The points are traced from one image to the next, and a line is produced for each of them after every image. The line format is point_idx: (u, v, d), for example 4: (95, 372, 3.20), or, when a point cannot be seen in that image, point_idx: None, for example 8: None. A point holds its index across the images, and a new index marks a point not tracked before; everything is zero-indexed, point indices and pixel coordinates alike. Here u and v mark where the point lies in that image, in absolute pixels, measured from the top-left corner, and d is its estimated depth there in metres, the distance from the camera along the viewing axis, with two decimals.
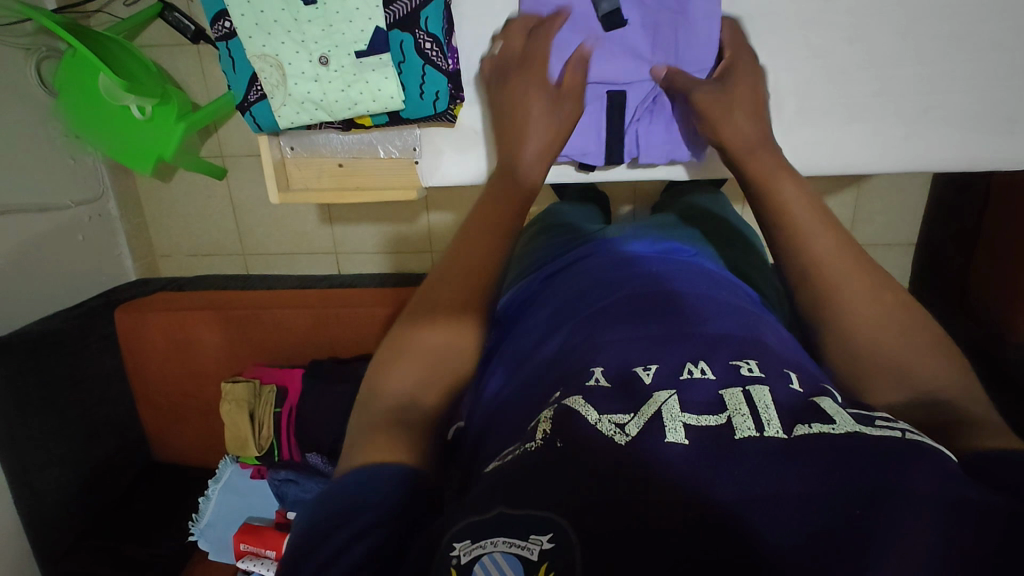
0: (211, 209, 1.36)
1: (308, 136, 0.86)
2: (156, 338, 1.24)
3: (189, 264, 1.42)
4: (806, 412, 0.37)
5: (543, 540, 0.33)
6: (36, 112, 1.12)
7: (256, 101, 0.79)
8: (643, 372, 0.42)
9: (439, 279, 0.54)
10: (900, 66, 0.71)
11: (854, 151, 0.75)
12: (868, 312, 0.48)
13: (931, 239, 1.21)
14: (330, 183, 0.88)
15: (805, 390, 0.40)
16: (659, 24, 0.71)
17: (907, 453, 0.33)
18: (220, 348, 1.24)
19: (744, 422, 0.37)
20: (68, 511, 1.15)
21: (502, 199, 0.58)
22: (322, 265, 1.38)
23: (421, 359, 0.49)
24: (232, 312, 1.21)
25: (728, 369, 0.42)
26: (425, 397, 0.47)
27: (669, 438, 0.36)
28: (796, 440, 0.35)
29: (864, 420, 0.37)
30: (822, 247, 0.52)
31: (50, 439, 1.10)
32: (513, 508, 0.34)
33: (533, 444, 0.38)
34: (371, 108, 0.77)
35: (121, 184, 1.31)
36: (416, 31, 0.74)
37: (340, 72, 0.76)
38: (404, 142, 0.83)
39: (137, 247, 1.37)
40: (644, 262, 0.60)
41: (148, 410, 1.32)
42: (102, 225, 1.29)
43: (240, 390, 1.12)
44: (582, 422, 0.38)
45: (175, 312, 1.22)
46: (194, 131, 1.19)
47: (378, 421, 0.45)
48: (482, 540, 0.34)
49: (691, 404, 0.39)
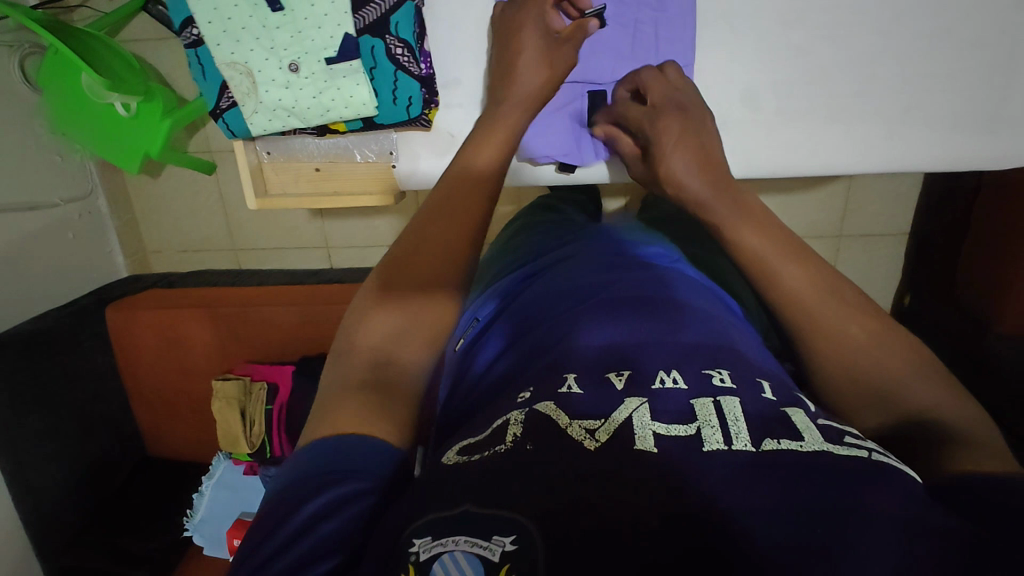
0: (200, 205, 1.35)
1: (285, 142, 0.97)
2: (149, 335, 1.25)
3: (180, 260, 1.42)
4: (776, 425, 0.37)
5: (506, 541, 0.32)
6: (19, 109, 1.11)
7: (228, 108, 0.91)
8: (616, 379, 0.42)
9: (418, 234, 0.53)
10: (881, 67, 0.75)
11: (835, 151, 0.78)
12: (839, 321, 0.48)
13: (922, 230, 1.21)
14: (308, 187, 1.00)
15: (777, 400, 0.41)
16: (640, 22, 0.75)
17: (870, 473, 0.34)
18: (210, 345, 1.24)
19: (713, 434, 0.36)
20: (65, 506, 1.16)
21: (469, 181, 0.58)
22: (313, 260, 1.39)
23: (399, 310, 0.48)
24: (223, 311, 1.22)
25: (700, 378, 0.42)
26: (402, 353, 0.46)
27: (639, 447, 0.36)
28: (765, 455, 0.35)
29: (833, 437, 0.37)
30: (790, 278, 0.50)
31: (46, 436, 1.11)
32: (478, 507, 0.33)
33: (502, 447, 0.37)
34: (344, 114, 0.89)
35: (109, 181, 1.31)
36: (385, 37, 0.84)
37: (311, 78, 0.87)
38: (381, 146, 0.94)
39: (127, 243, 1.37)
40: (624, 266, 0.60)
41: (143, 405, 1.33)
42: (92, 222, 1.29)
43: (230, 388, 1.14)
44: (553, 426, 0.38)
45: (167, 310, 1.23)
46: (180, 128, 1.18)
47: (354, 378, 0.44)
48: (444, 538, 0.33)
49: (663, 413, 0.38)
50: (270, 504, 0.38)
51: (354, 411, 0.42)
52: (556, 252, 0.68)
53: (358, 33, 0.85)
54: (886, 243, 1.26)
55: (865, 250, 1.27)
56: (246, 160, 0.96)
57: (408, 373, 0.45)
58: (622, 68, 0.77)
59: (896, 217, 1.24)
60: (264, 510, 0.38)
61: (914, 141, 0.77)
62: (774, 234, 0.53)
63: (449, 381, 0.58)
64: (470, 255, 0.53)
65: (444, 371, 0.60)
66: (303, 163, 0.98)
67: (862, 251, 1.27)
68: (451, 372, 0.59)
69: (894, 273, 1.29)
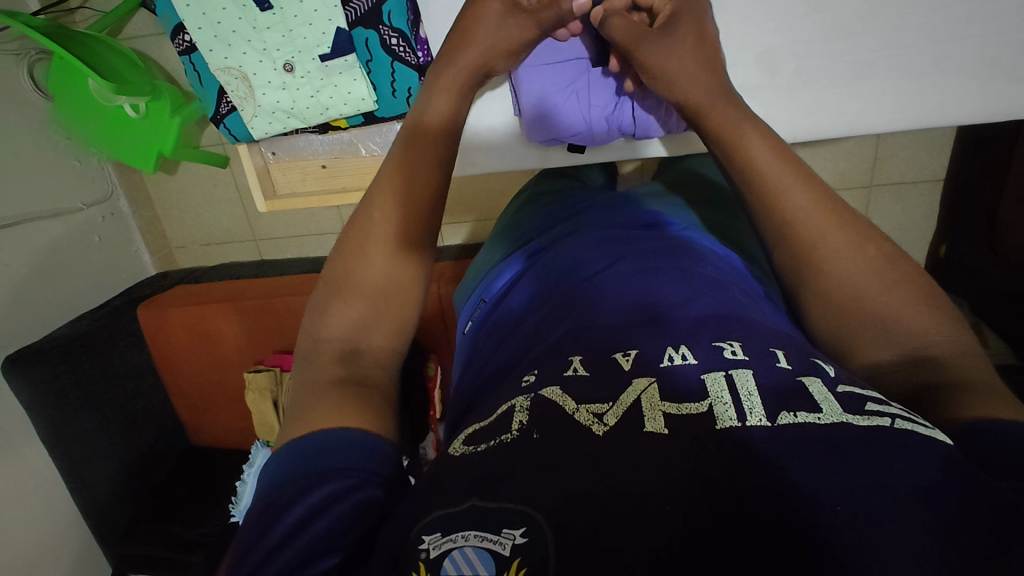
0: (217, 198, 1.37)
1: (289, 142, 0.97)
2: (179, 333, 1.27)
3: (203, 253, 1.45)
4: (792, 396, 0.34)
5: (516, 534, 0.31)
6: (35, 118, 1.12)
7: (228, 113, 0.91)
8: (622, 360, 0.40)
9: (372, 214, 0.51)
10: (910, 16, 0.70)
11: (862, 111, 0.74)
12: (864, 269, 0.44)
13: (959, 173, 1.15)
14: (315, 183, 1.00)
15: (793, 368, 0.37)
16: None
17: (897, 444, 0.31)
18: (239, 337, 1.27)
19: (726, 410, 0.34)
20: (119, 496, 1.24)
21: (420, 136, 0.56)
22: (331, 245, 1.40)
23: (361, 296, 0.48)
24: (246, 302, 1.24)
25: (710, 352, 0.39)
26: (368, 340, 0.47)
27: (649, 428, 0.34)
28: (781, 430, 0.32)
29: (854, 405, 0.34)
30: (801, 199, 0.47)
31: (94, 434, 1.17)
32: (485, 502, 0.32)
33: (508, 437, 0.35)
34: (344, 111, 0.88)
35: (127, 182, 1.32)
36: (380, 27, 0.82)
37: (306, 77, 0.86)
38: (384, 138, 0.96)
39: (152, 240, 1.40)
40: (632, 239, 0.57)
41: (181, 398, 1.37)
42: (116, 223, 1.32)
43: (262, 379, 1.17)
44: (559, 412, 0.36)
45: (190, 307, 1.25)
46: (191, 123, 1.19)
47: (327, 374, 0.44)
48: (453, 534, 0.32)
49: (673, 392, 0.36)
50: (256, 508, 0.38)
51: (344, 415, 0.41)
52: (563, 226, 0.66)
53: (349, 27, 0.83)
54: (921, 188, 1.21)
55: (899, 198, 1.22)
56: (252, 163, 0.97)
57: (377, 361, 0.47)
58: None
59: (933, 161, 1.17)
60: (252, 514, 0.38)
61: (952, 90, 0.72)
62: (777, 146, 0.51)
63: (461, 363, 0.57)
64: (426, 223, 0.52)
65: (455, 352, 0.60)
66: (309, 161, 0.98)
67: (896, 199, 1.22)
68: (462, 355, 0.58)
69: (933, 219, 1.23)
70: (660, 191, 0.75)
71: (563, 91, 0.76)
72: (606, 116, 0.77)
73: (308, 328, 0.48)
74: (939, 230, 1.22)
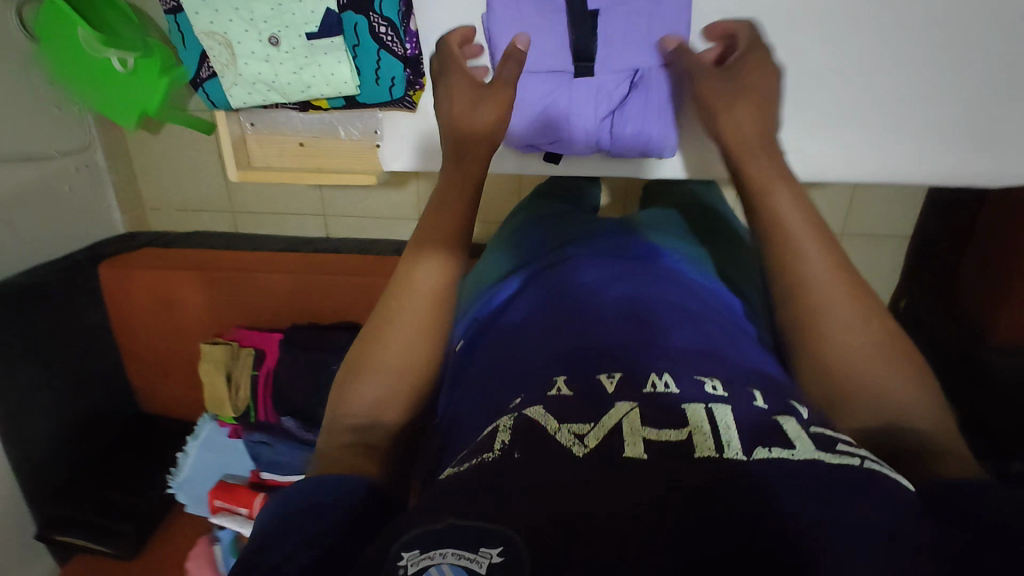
0: (198, 165, 1.36)
1: (269, 115, 0.95)
2: (141, 295, 1.23)
3: (178, 219, 1.43)
4: (767, 433, 0.35)
5: (493, 553, 0.30)
6: (18, 57, 1.09)
7: (207, 78, 0.90)
8: (606, 382, 0.40)
9: (411, 275, 0.55)
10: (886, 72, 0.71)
11: (828, 160, 0.75)
12: (861, 339, 0.46)
13: (924, 233, 1.19)
14: (291, 160, 0.98)
15: (769, 408, 0.38)
16: (633, 14, 0.71)
17: (859, 486, 0.32)
18: (205, 308, 1.22)
19: (705, 440, 0.34)
20: (58, 455, 1.19)
21: (449, 198, 0.60)
22: (309, 227, 1.40)
23: (379, 373, 0.51)
24: (216, 274, 1.19)
25: (692, 384, 0.39)
26: (386, 402, 0.50)
27: (628, 453, 0.34)
28: (755, 465, 0.33)
29: (824, 444, 0.36)
30: (817, 263, 0.49)
31: (38, 387, 1.13)
32: (464, 520, 0.32)
33: (490, 456, 0.36)
34: (324, 91, 0.87)
35: (107, 136, 1.30)
36: (370, 14, 0.80)
37: (290, 53, 0.85)
38: (364, 125, 0.90)
39: (126, 199, 1.38)
40: (630, 268, 0.57)
41: (136, 365, 1.33)
42: (89, 175, 1.29)
43: (218, 351, 1.04)
44: (541, 432, 0.36)
45: (160, 271, 1.21)
46: (178, 85, 1.16)
47: (342, 445, 0.48)
48: (431, 551, 0.32)
49: (653, 418, 0.36)
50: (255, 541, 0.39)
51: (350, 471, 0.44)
52: (567, 247, 0.66)
53: (340, 9, 0.82)
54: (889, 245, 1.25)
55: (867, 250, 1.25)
56: (228, 131, 0.96)
57: (390, 433, 0.49)
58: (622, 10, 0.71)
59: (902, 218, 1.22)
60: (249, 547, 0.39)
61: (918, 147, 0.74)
62: (807, 210, 0.52)
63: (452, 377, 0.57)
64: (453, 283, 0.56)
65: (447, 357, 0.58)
66: (287, 137, 0.96)
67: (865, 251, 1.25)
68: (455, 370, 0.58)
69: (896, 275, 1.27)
70: (671, 219, 0.77)
71: (549, 96, 0.74)
72: (587, 129, 0.75)
73: (333, 402, 0.51)
74: (900, 286, 1.26)
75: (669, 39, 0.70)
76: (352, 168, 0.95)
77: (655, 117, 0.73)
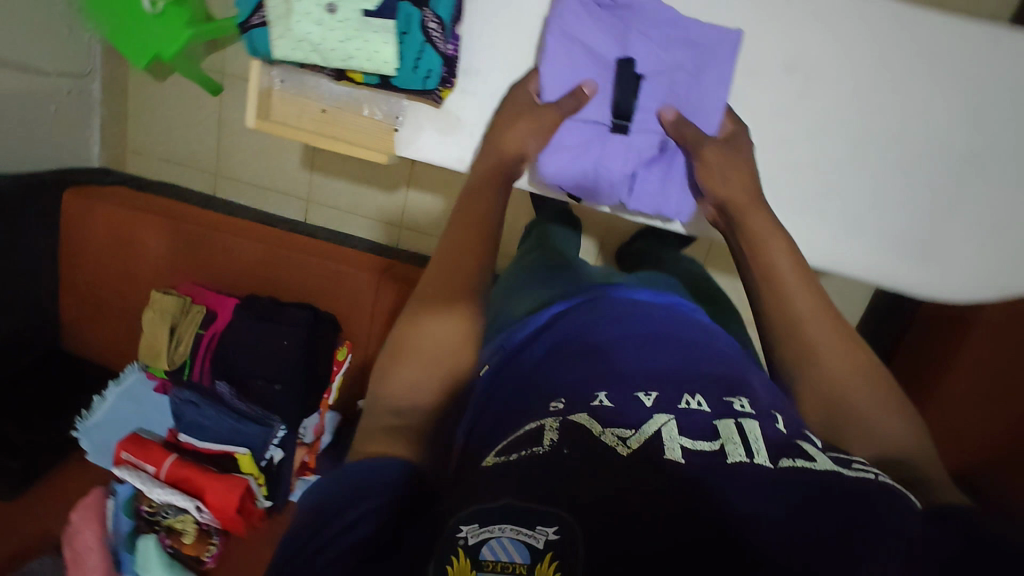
0: (193, 121, 1.36)
1: (300, 76, 0.85)
2: (101, 231, 1.16)
3: (157, 167, 1.42)
4: (789, 448, 0.38)
5: (548, 531, 0.33)
6: None
7: (257, 26, 0.77)
8: (645, 398, 0.42)
9: (445, 259, 0.56)
10: None
11: None
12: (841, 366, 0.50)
13: None
14: (310, 126, 0.87)
15: (789, 432, 0.41)
16: (672, 71, 0.69)
17: (877, 494, 0.34)
18: (162, 257, 1.16)
19: (736, 448, 0.37)
20: None
21: (478, 191, 0.62)
22: (289, 208, 1.40)
23: (412, 357, 0.50)
24: (183, 226, 1.14)
25: (721, 404, 0.42)
26: (420, 397, 0.48)
27: (668, 456, 0.37)
28: (782, 472, 0.35)
29: (843, 462, 0.38)
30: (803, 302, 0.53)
31: None
32: (521, 501, 0.34)
33: (540, 449, 0.37)
34: (364, 67, 0.75)
35: (110, 69, 1.29)
36: (424, 8, 0.72)
37: (343, 24, 0.74)
38: (389, 109, 0.81)
39: (109, 134, 1.36)
40: (652, 300, 0.59)
41: (70, 301, 1.24)
42: (80, 100, 1.27)
43: (167, 300, 1.00)
44: (587, 434, 0.38)
45: (121, 209, 1.15)
46: (200, 41, 1.17)
47: (383, 426, 0.46)
48: (490, 525, 0.34)
49: (688, 430, 0.39)
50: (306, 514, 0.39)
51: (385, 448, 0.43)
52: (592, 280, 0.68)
53: None
54: None
55: None
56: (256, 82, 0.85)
57: (426, 413, 0.47)
58: (659, 58, 0.69)
59: None
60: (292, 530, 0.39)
61: None
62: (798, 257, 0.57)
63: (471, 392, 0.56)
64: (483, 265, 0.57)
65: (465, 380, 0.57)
66: (310, 102, 0.86)
67: None
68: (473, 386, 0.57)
69: None
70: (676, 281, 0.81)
71: (581, 146, 0.71)
72: (613, 185, 0.73)
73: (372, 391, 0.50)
74: None
75: (667, 111, 0.69)
76: (364, 146, 0.85)
77: (678, 180, 0.71)
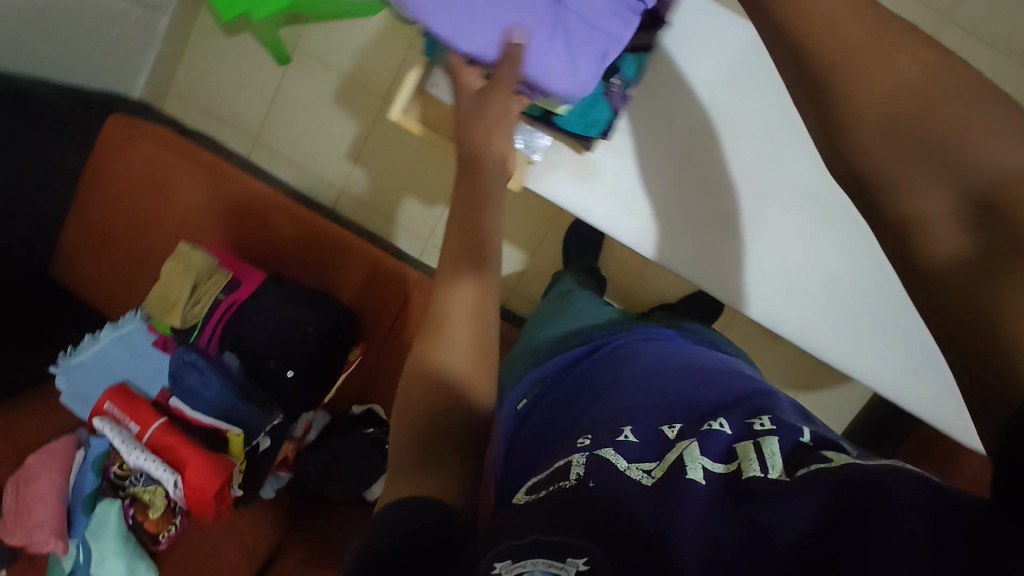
0: (248, 83, 1.33)
1: None
2: (134, 168, 1.10)
3: (196, 117, 1.37)
4: (805, 458, 0.35)
5: (579, 563, 0.30)
6: None
7: None
8: (668, 430, 0.40)
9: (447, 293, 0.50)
10: None
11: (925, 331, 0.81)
12: None
13: None
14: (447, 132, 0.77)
15: (814, 443, 0.37)
16: None
17: (878, 477, 0.30)
18: (189, 207, 1.10)
19: (751, 463, 0.35)
20: None
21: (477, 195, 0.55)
22: (320, 192, 1.37)
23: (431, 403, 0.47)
24: (221, 178, 1.08)
25: (742, 425, 0.39)
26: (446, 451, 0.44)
27: (690, 475, 0.35)
28: (797, 481, 0.32)
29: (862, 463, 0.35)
30: None
31: None
32: (551, 534, 0.31)
33: (568, 483, 0.35)
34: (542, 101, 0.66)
35: (183, 11, 1.27)
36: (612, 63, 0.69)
37: None
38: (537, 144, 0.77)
39: (159, 72, 1.32)
40: (678, 355, 0.58)
41: (76, 228, 1.14)
42: (143, 31, 1.23)
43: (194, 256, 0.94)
44: (614, 469, 0.36)
45: (165, 149, 1.09)
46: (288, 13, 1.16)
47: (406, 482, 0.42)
48: (524, 561, 0.31)
49: (708, 450, 0.37)
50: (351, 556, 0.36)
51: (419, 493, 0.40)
52: (617, 335, 0.68)
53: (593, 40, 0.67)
54: None
55: None
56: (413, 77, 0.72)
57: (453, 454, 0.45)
58: None
59: None
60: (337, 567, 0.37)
61: None
62: None
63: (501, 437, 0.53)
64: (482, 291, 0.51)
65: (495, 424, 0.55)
66: None
67: None
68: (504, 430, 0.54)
69: None
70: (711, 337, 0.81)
71: (552, 37, 0.59)
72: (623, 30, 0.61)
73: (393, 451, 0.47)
74: None
75: None
76: None
77: None
